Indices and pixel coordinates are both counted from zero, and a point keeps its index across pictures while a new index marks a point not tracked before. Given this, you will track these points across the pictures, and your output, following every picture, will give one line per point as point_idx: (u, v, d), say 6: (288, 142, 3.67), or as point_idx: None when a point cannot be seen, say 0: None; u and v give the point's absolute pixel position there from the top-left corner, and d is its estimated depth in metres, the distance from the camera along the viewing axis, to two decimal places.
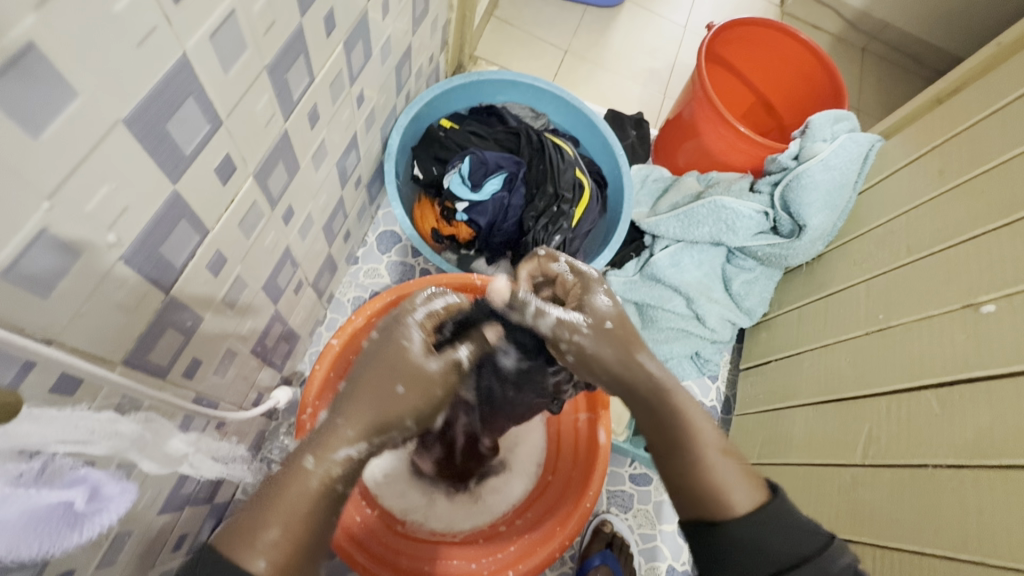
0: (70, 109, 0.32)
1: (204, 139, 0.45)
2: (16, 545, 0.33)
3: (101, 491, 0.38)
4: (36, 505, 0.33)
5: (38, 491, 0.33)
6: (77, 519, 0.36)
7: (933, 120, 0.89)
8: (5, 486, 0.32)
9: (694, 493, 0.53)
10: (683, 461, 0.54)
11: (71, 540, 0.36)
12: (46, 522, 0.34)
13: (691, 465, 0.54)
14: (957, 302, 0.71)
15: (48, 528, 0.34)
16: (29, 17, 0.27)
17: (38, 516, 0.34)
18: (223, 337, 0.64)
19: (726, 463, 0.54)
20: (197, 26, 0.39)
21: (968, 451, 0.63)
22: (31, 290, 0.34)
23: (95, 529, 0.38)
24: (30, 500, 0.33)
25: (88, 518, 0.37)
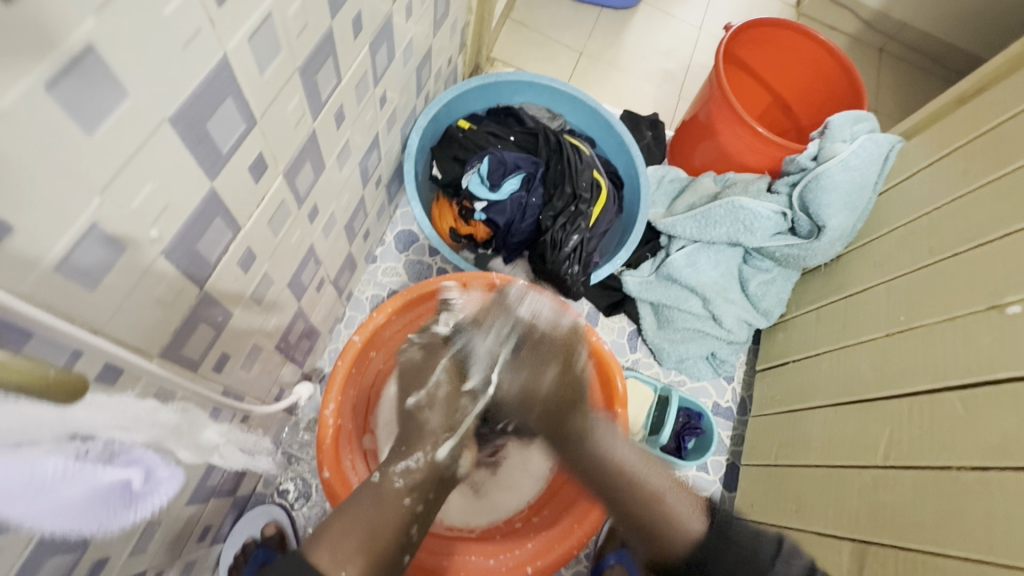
0: (122, 107, 0.33)
1: (239, 139, 0.46)
2: (78, 521, 0.35)
3: (154, 474, 0.40)
4: (100, 484, 0.35)
5: (105, 472, 0.35)
6: (132, 499, 0.38)
7: (955, 120, 0.88)
8: (71, 462, 0.33)
9: (648, 530, 0.64)
10: (636, 510, 0.66)
11: (127, 517, 0.38)
12: (103, 501, 0.36)
13: (639, 509, 0.66)
14: (982, 303, 0.71)
15: (105, 507, 0.36)
16: (89, 20, 0.28)
17: (99, 496, 0.35)
18: (250, 332, 0.65)
19: (674, 498, 0.66)
20: (238, 29, 0.40)
21: (992, 454, 0.63)
22: (80, 282, 0.36)
23: (146, 508, 0.40)
24: (98, 479, 0.34)
25: (141, 497, 0.39)
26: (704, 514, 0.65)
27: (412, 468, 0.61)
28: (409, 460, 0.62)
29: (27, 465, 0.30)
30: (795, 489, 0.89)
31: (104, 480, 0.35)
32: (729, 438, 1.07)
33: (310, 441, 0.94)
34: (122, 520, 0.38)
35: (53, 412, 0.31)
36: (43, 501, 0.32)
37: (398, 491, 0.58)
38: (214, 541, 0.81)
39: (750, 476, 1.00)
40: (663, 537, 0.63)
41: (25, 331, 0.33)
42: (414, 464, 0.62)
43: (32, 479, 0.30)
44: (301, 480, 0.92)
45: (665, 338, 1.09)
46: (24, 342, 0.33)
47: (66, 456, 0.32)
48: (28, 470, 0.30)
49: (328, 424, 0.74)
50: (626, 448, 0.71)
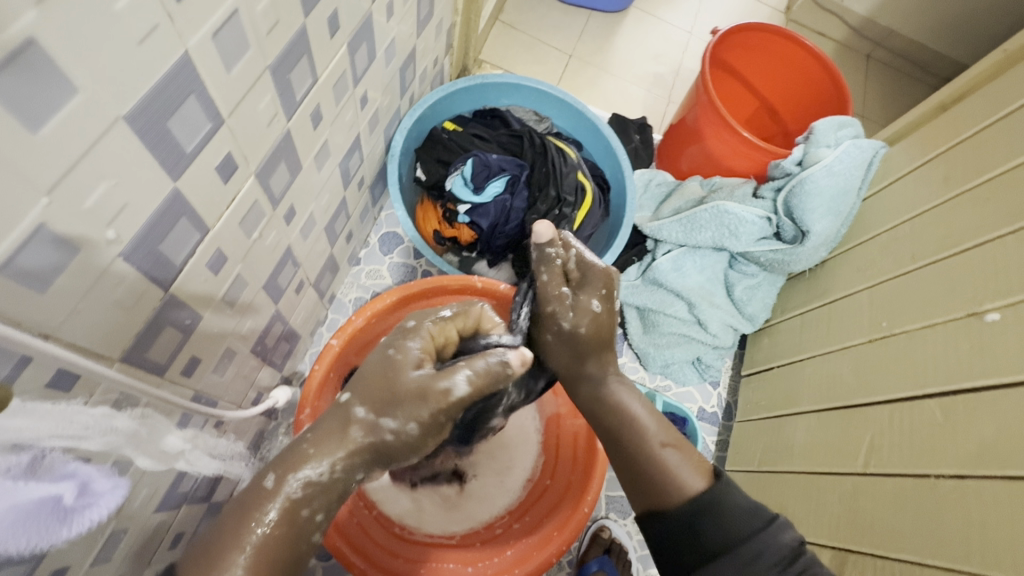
0: (71, 103, 0.32)
1: (205, 138, 0.45)
2: (4, 539, 0.33)
3: (89, 486, 0.38)
4: (28, 499, 0.33)
5: (31, 486, 0.33)
6: (66, 514, 0.36)
7: (937, 127, 0.89)
8: None
9: (647, 484, 0.59)
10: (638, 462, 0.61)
11: (59, 536, 0.36)
12: (35, 516, 0.34)
13: (642, 460, 0.61)
14: (961, 309, 0.71)
15: (38, 524, 0.34)
16: (30, 12, 0.27)
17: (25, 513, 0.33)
18: (222, 336, 0.64)
19: (676, 451, 0.60)
20: (200, 25, 0.39)
21: (970, 462, 0.62)
22: (28, 285, 0.34)
23: (88, 522, 0.38)
24: (21, 494, 0.33)
25: (77, 513, 0.37)
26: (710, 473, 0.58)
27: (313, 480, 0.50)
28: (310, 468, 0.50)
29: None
30: (778, 495, 0.89)
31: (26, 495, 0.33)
32: (713, 444, 1.07)
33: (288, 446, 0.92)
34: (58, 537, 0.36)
35: None
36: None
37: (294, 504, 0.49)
38: None
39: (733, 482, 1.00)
40: (660, 493, 0.58)
41: None
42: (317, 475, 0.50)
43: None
44: None
45: (650, 343, 1.08)
46: None
47: None
48: None
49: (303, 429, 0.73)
50: (638, 404, 0.65)
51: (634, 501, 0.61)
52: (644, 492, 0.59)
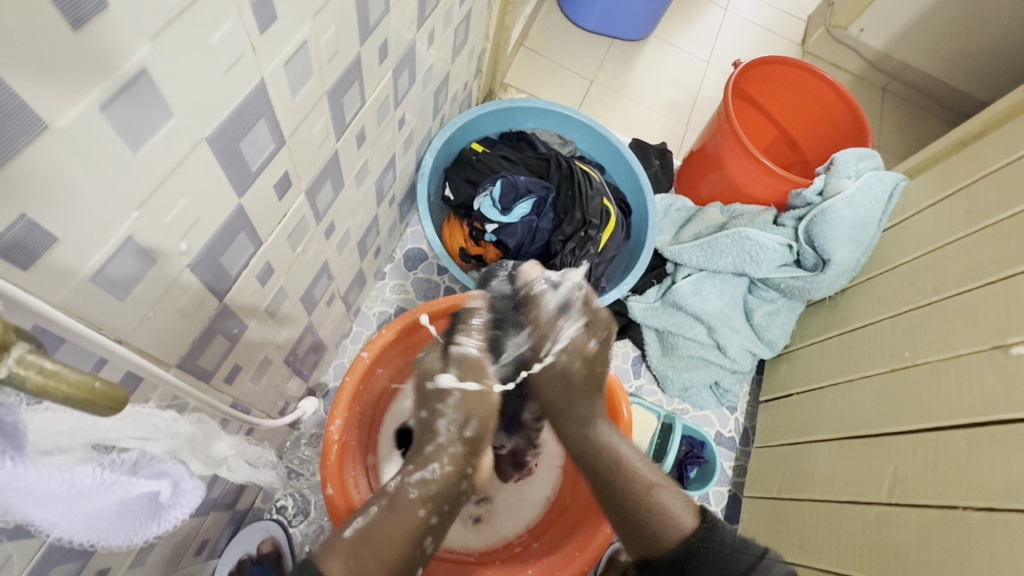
0: (166, 126, 0.34)
1: (268, 158, 0.48)
2: (103, 532, 0.34)
3: (181, 485, 0.37)
4: (127, 495, 0.34)
5: (134, 483, 0.34)
6: (156, 510, 0.36)
7: (958, 162, 0.90)
8: (104, 472, 0.32)
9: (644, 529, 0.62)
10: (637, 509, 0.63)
11: (151, 530, 0.37)
12: (127, 510, 0.34)
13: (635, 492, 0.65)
14: (986, 342, 0.71)
15: (130, 516, 0.35)
16: (144, 47, 0.30)
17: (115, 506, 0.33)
18: (262, 345, 0.66)
19: (668, 492, 0.65)
20: (275, 54, 0.42)
21: (998, 494, 0.62)
22: (111, 292, 0.37)
23: (173, 519, 0.38)
24: (120, 491, 0.33)
25: (167, 509, 0.37)
26: (698, 512, 0.63)
27: None
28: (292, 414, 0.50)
29: (58, 474, 0.29)
30: (799, 523, 0.88)
31: (118, 493, 0.33)
32: (731, 468, 1.07)
33: (311, 457, 0.93)
34: (148, 530, 0.37)
35: (88, 420, 0.31)
36: (75, 508, 0.31)
37: None
38: (210, 556, 0.80)
39: (752, 508, 1.00)
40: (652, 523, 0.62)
41: (59, 337, 0.34)
42: None
43: (65, 487, 0.30)
44: (298, 496, 0.91)
45: (669, 365, 1.09)
46: (56, 348, 0.34)
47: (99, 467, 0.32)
48: (67, 479, 0.30)
49: (332, 441, 0.74)
50: (630, 447, 0.70)
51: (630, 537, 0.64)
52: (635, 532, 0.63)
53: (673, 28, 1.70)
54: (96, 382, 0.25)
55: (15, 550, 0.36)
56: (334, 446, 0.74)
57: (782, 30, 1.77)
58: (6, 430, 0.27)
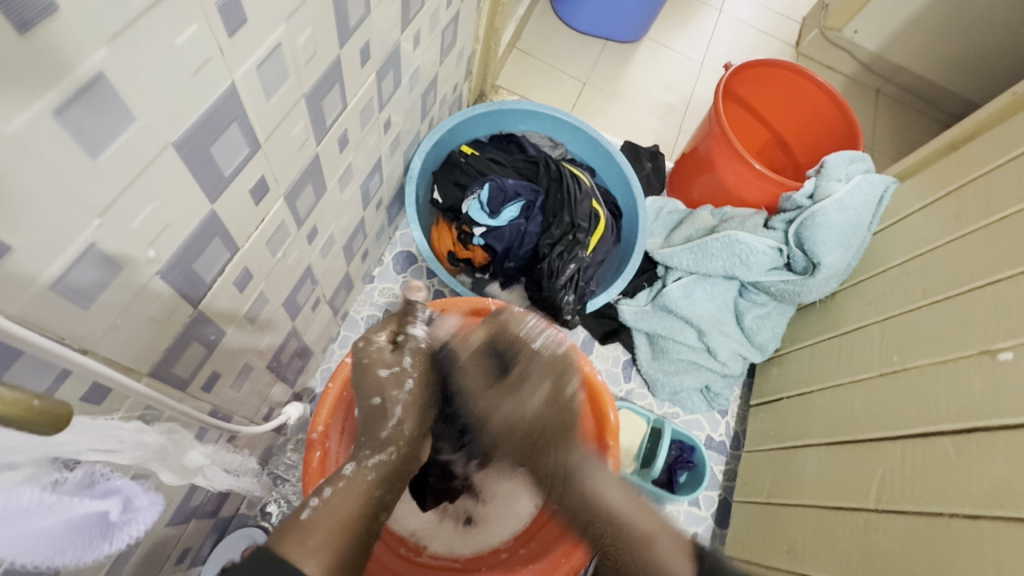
0: (127, 131, 0.33)
1: (243, 162, 0.47)
2: (47, 554, 0.33)
3: (134, 503, 0.37)
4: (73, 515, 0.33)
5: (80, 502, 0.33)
6: (102, 528, 0.35)
7: (948, 165, 0.90)
8: (45, 492, 0.31)
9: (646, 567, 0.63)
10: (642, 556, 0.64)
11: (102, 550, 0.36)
12: (77, 527, 0.34)
13: (634, 535, 0.66)
14: (974, 347, 0.71)
15: (80, 537, 0.34)
16: (101, 50, 0.29)
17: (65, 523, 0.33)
18: (242, 351, 0.65)
19: (666, 537, 0.65)
20: (248, 57, 0.41)
21: (985, 502, 0.61)
22: (73, 302, 0.36)
23: (117, 539, 0.37)
24: (73, 509, 0.33)
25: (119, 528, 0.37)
26: (696, 553, 0.62)
27: (382, 463, 0.60)
28: (381, 454, 0.61)
29: (0, 493, 0.29)
30: (787, 528, 0.87)
31: (71, 509, 0.33)
32: (721, 473, 1.06)
33: (296, 463, 0.92)
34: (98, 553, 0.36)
35: (38, 437, 0.29)
36: (15, 531, 0.30)
37: (363, 480, 0.57)
38: (193, 564, 0.79)
39: (741, 513, 0.99)
40: (661, 573, 0.62)
41: (14, 351, 0.33)
42: (383, 458, 0.61)
43: (7, 508, 0.29)
44: (284, 502, 0.90)
45: (659, 369, 1.08)
46: (12, 361, 0.33)
47: (41, 487, 0.31)
48: (4, 500, 0.29)
49: (314, 447, 0.73)
50: (613, 490, 0.73)
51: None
52: (643, 569, 0.63)
53: (667, 30, 1.70)
54: (34, 402, 0.25)
55: None
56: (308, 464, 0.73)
57: (775, 32, 1.77)
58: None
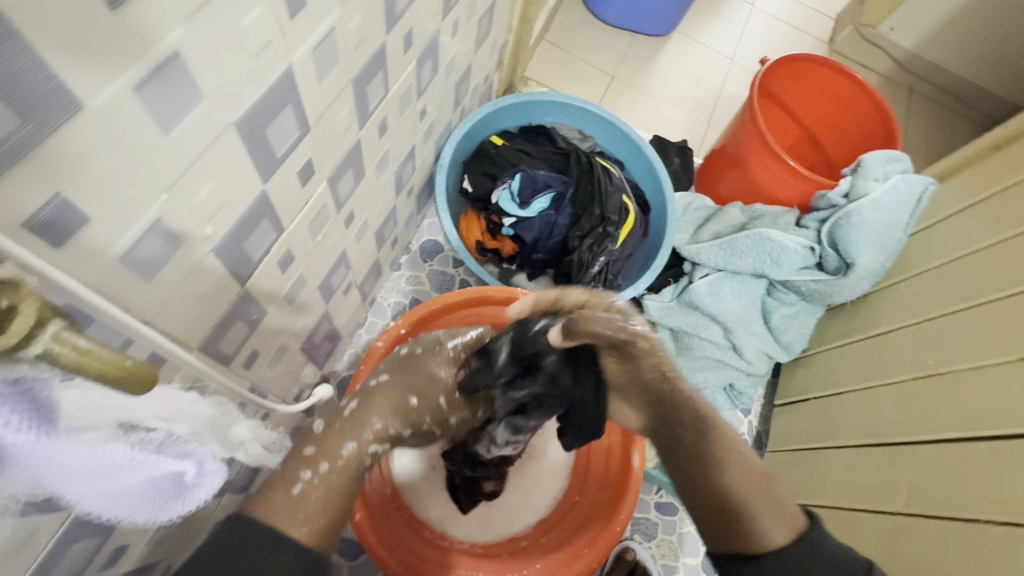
0: (196, 110, 0.34)
1: (293, 144, 0.48)
2: (128, 507, 0.35)
3: (205, 467, 0.38)
4: (153, 474, 0.35)
5: (160, 462, 0.35)
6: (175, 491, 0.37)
7: (990, 167, 0.88)
8: (134, 451, 0.33)
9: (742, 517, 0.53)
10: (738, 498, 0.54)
11: (174, 508, 0.38)
12: (147, 489, 0.35)
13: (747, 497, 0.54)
14: (1015, 352, 0.69)
15: (154, 495, 0.36)
16: (178, 30, 0.30)
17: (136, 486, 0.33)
18: (280, 332, 0.67)
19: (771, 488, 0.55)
20: (304, 41, 0.42)
21: (1023, 509, 0.60)
22: (138, 274, 0.37)
23: (190, 499, 0.38)
24: (149, 468, 0.34)
25: (189, 490, 0.38)
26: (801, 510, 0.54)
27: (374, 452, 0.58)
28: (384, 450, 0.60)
29: (94, 450, 0.30)
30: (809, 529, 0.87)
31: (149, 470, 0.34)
32: None
33: None
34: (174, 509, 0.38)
35: (118, 399, 0.31)
36: (103, 483, 0.32)
37: None
38: None
39: None
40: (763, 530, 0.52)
41: (86, 317, 0.34)
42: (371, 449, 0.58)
43: (98, 463, 0.31)
44: None
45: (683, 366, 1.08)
46: (84, 328, 0.34)
47: (131, 446, 0.33)
48: (96, 456, 0.30)
49: None
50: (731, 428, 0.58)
51: (733, 524, 0.53)
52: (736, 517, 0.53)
53: (697, 24, 1.68)
54: (125, 360, 0.26)
55: (41, 522, 0.38)
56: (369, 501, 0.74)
57: (809, 28, 1.73)
58: (40, 405, 0.26)
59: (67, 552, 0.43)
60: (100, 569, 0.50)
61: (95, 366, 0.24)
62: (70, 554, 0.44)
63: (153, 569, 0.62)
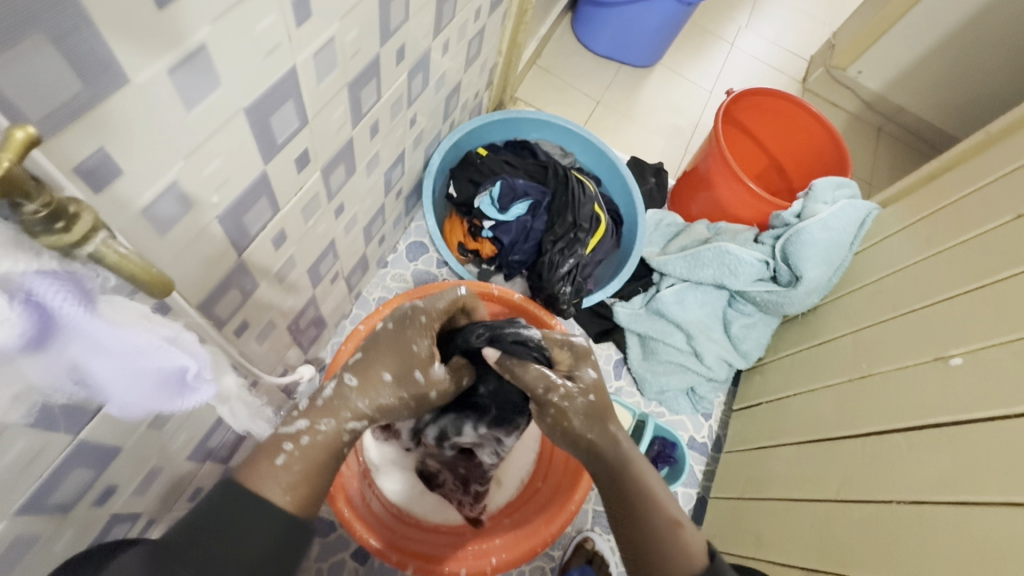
0: (215, 93, 0.42)
1: (292, 133, 0.56)
2: (147, 399, 0.37)
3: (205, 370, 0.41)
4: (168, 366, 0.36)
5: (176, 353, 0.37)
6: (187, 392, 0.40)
7: (925, 194, 0.97)
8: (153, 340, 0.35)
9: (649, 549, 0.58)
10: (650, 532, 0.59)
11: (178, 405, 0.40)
12: (165, 384, 0.37)
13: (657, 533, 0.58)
14: (930, 354, 0.77)
15: (167, 389, 0.37)
16: (206, 28, 0.38)
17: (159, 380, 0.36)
18: (269, 308, 0.73)
19: (690, 531, 0.60)
20: (308, 46, 0.50)
21: (929, 489, 0.67)
22: (154, 228, 0.44)
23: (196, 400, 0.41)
24: (168, 359, 0.36)
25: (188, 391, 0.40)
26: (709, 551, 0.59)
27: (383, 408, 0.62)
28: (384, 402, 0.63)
29: (117, 331, 0.32)
30: (755, 521, 0.93)
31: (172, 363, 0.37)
32: (701, 472, 1.12)
33: None
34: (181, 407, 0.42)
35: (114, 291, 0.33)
36: (129, 368, 0.34)
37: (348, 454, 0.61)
38: None
39: (717, 508, 1.04)
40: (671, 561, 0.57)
41: None
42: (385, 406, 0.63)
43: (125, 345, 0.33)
44: None
45: (648, 369, 1.15)
46: None
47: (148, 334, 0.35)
48: (121, 337, 0.32)
49: None
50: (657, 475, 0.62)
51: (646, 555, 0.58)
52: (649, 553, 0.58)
53: (679, 58, 1.80)
54: (154, 268, 0.30)
55: (50, 441, 0.43)
56: (338, 485, 0.78)
57: (783, 68, 1.87)
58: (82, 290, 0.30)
59: (65, 478, 0.49)
60: (90, 504, 0.55)
61: (130, 269, 0.30)
62: (68, 481, 0.49)
63: (136, 520, 0.67)
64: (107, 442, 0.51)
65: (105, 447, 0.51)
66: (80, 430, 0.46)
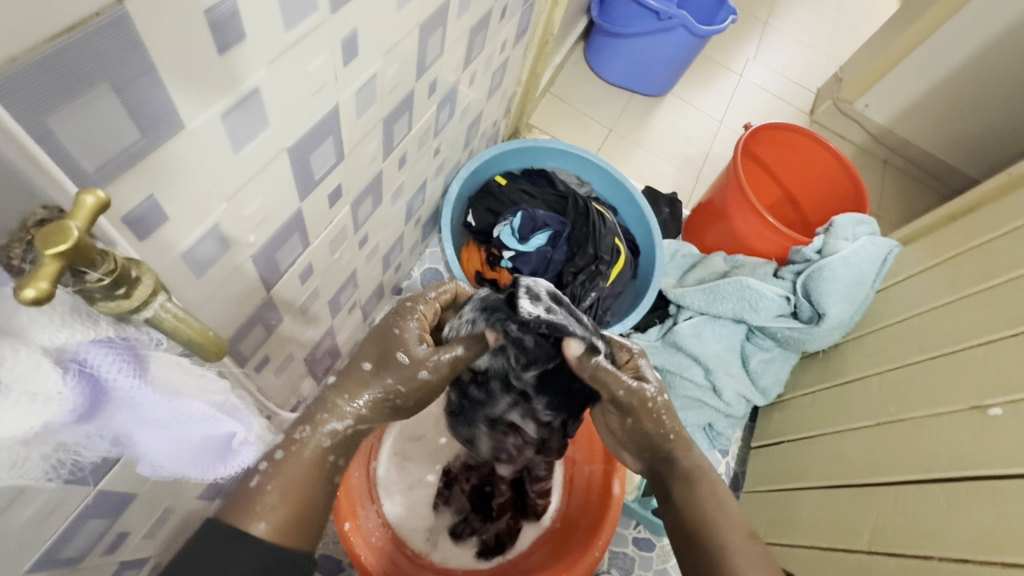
0: (263, 135, 0.41)
1: (329, 169, 0.54)
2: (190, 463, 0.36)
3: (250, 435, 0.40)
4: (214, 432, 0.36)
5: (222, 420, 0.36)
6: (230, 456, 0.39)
7: (947, 234, 0.97)
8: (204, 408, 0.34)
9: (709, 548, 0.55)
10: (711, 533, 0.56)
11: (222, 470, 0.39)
12: (209, 450, 0.37)
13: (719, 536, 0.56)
14: (966, 402, 0.75)
15: (210, 453, 0.37)
16: (261, 72, 0.36)
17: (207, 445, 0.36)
18: (290, 341, 0.71)
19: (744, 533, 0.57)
20: (351, 85, 0.49)
21: (973, 547, 0.64)
22: (191, 270, 0.42)
23: (236, 467, 0.41)
24: (215, 426, 0.35)
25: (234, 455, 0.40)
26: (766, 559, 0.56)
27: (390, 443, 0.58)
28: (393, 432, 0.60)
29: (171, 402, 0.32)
30: (780, 567, 0.90)
31: (219, 428, 0.36)
32: None
33: None
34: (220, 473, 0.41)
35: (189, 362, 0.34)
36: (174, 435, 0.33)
37: None
38: None
39: None
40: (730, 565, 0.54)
41: None
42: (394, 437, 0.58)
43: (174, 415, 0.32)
44: None
45: None
46: None
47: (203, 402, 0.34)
48: (173, 407, 0.32)
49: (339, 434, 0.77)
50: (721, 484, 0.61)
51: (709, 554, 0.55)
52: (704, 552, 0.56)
53: (689, 87, 1.82)
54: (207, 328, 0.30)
55: (69, 494, 0.41)
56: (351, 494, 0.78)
57: (791, 99, 1.89)
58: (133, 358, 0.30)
59: (80, 530, 0.46)
60: (101, 553, 0.52)
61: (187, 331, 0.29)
62: (83, 532, 0.46)
63: (143, 564, 0.64)
64: (125, 489, 0.48)
65: (122, 496, 0.48)
66: (98, 481, 0.43)
